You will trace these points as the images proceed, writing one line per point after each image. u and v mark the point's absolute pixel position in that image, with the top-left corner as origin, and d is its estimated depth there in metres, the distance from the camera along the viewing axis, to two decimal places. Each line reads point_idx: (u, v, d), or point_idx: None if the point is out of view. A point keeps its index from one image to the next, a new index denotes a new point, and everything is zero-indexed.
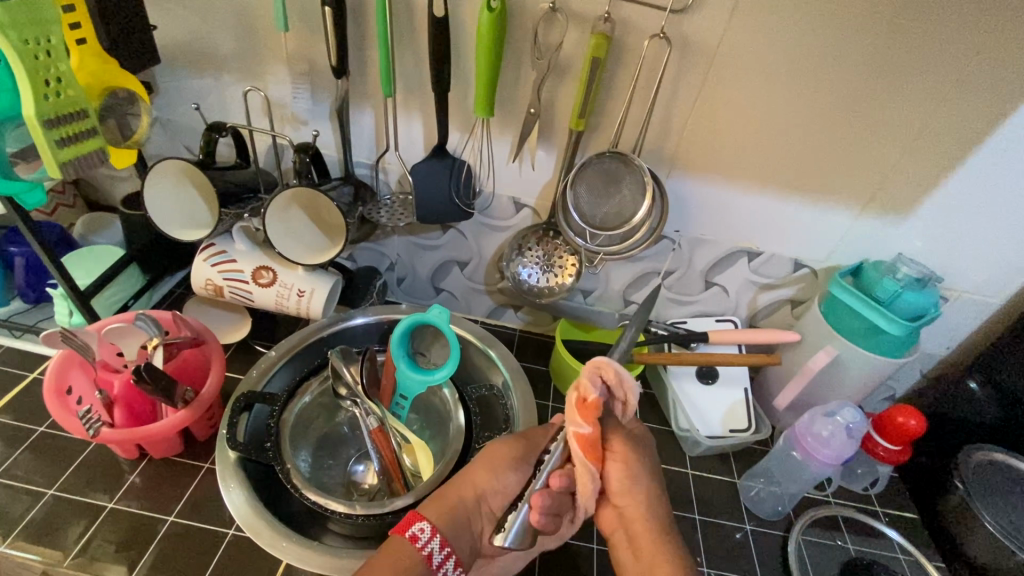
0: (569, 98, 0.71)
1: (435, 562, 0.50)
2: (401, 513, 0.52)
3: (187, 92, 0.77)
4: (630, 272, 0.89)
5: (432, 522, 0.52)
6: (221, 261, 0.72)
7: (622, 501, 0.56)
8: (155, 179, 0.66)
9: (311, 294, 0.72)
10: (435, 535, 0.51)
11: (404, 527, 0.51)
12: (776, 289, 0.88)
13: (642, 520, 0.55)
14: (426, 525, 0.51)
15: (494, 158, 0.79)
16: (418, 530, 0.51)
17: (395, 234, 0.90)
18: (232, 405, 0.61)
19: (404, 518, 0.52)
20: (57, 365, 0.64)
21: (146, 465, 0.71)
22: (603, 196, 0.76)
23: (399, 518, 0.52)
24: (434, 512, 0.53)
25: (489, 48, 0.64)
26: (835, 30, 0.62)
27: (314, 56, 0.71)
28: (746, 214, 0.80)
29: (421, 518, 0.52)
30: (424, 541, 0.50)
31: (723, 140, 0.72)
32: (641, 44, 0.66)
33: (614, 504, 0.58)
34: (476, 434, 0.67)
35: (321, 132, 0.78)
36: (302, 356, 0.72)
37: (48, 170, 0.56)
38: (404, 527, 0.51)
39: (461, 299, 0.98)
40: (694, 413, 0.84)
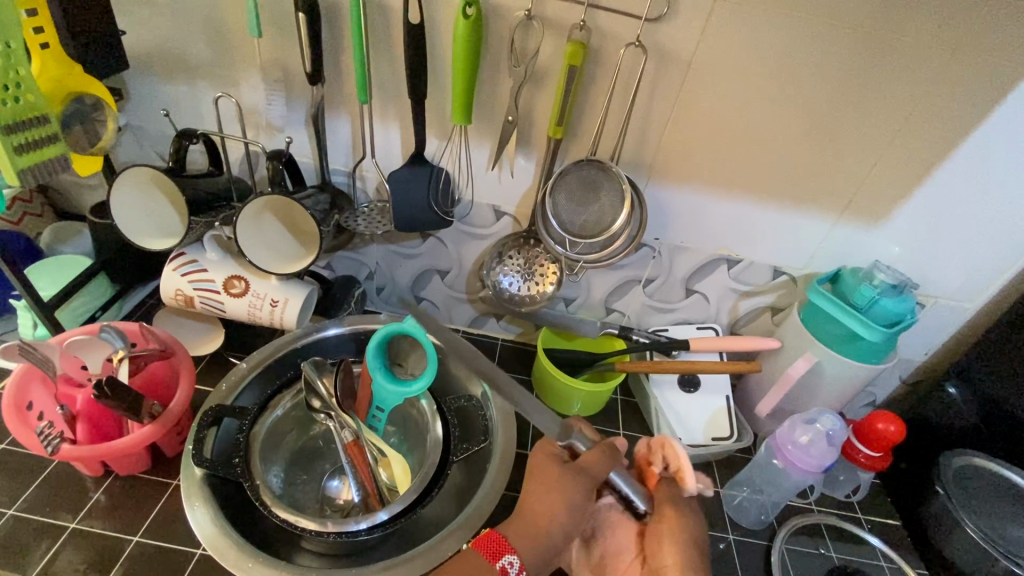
0: (547, 106, 0.71)
1: None
2: (490, 539, 0.54)
3: (158, 98, 0.76)
4: (612, 280, 0.89)
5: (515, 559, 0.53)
6: (191, 270, 0.70)
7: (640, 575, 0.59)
8: (119, 187, 0.64)
9: (285, 304, 0.70)
10: (521, 572, 0.53)
11: (495, 558, 0.52)
12: (756, 296, 0.88)
13: None
14: (516, 561, 0.53)
15: (472, 166, 0.78)
16: (507, 563, 0.52)
17: (373, 243, 0.89)
18: (199, 419, 0.58)
19: (494, 547, 0.53)
20: (18, 379, 0.61)
21: (111, 482, 0.69)
22: (582, 204, 0.75)
23: (487, 544, 0.53)
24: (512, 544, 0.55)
25: (465, 56, 0.64)
26: (809, 40, 0.63)
27: (288, 62, 0.70)
28: (725, 221, 0.80)
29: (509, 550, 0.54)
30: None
31: (702, 148, 0.73)
32: (618, 52, 0.66)
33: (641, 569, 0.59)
34: (454, 446, 0.65)
35: (295, 139, 0.77)
36: (274, 368, 0.69)
37: (7, 176, 0.55)
38: (495, 558, 0.52)
39: (442, 308, 0.97)
40: (676, 421, 0.84)
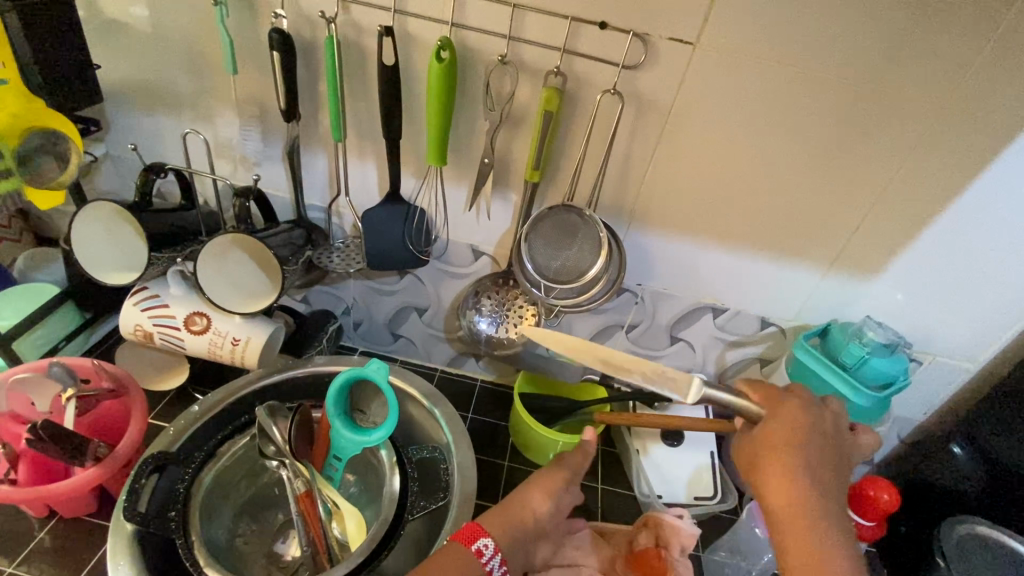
0: (525, 149, 0.69)
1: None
2: (466, 526, 0.55)
3: (137, 129, 0.76)
4: (594, 324, 0.86)
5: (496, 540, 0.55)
6: (152, 305, 0.67)
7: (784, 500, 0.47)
8: (83, 220, 0.62)
9: (247, 343, 0.68)
10: (496, 553, 0.54)
11: (471, 541, 0.54)
12: (744, 347, 0.84)
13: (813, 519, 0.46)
14: (490, 543, 0.54)
15: (449, 206, 0.76)
16: (482, 546, 0.54)
17: (351, 278, 0.87)
18: (138, 467, 0.54)
19: (469, 532, 0.55)
20: None
21: (57, 523, 0.66)
22: (558, 247, 0.73)
23: (463, 530, 0.55)
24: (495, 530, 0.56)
25: (439, 97, 0.63)
26: (791, 91, 0.61)
27: (264, 99, 0.70)
28: (709, 268, 0.77)
29: (484, 533, 0.55)
30: (487, 558, 0.53)
31: (684, 195, 0.70)
32: (595, 97, 0.64)
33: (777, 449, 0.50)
34: (410, 503, 0.63)
35: (271, 173, 0.76)
36: (229, 413, 0.64)
37: None
38: (471, 540, 0.54)
39: (420, 346, 0.94)
40: (656, 477, 0.80)
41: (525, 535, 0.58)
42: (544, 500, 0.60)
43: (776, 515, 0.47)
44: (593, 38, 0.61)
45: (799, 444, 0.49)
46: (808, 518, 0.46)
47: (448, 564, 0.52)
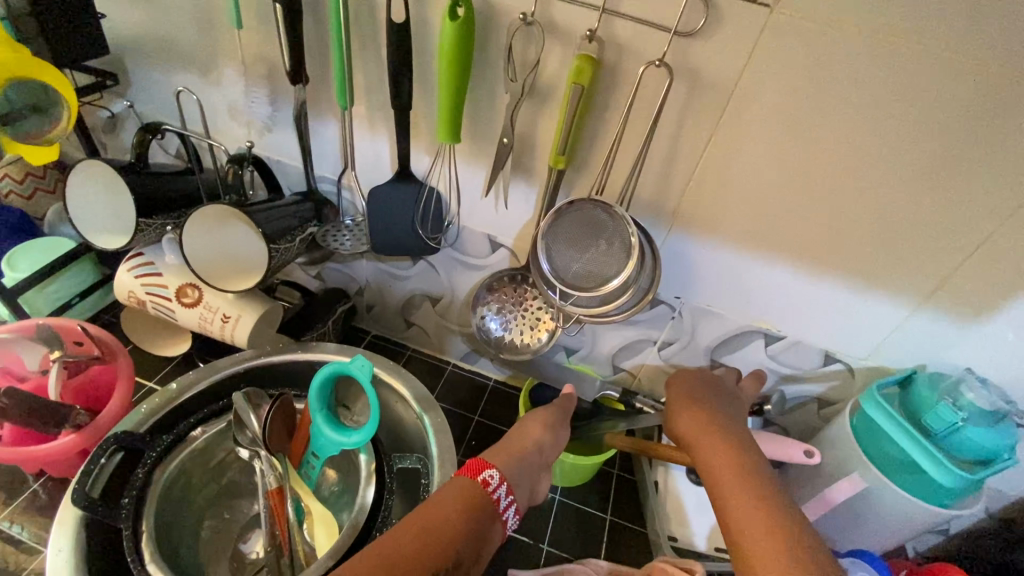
0: (550, 129, 0.59)
1: (501, 507, 0.49)
2: (470, 460, 0.51)
3: (151, 84, 0.72)
4: (622, 336, 0.75)
5: (501, 470, 0.51)
6: (145, 273, 0.64)
7: (701, 446, 0.53)
8: (77, 182, 0.60)
9: (236, 321, 0.64)
10: (503, 483, 0.50)
11: (476, 473, 0.50)
12: (800, 383, 0.71)
13: (727, 452, 0.51)
14: (496, 473, 0.50)
15: (465, 189, 0.68)
16: (489, 476, 0.50)
17: (363, 258, 0.82)
18: (101, 443, 0.51)
19: (474, 465, 0.51)
20: None
21: (46, 481, 0.66)
22: (581, 248, 0.61)
23: (468, 464, 0.51)
24: (502, 463, 0.53)
25: (450, 63, 0.54)
26: (900, 76, 0.46)
27: (271, 58, 0.64)
28: (763, 288, 0.64)
29: (490, 466, 0.51)
30: (494, 487, 0.49)
31: (742, 197, 0.58)
32: (638, 70, 0.53)
33: (693, 408, 0.57)
34: (381, 520, 0.56)
35: (281, 140, 0.70)
36: (210, 394, 0.61)
37: None
38: (476, 472, 0.50)
39: (432, 336, 0.89)
40: (673, 517, 0.71)
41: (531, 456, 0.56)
42: (544, 430, 0.60)
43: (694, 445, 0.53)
44: None
45: (699, 396, 0.59)
46: (726, 440, 0.52)
47: (452, 494, 0.47)
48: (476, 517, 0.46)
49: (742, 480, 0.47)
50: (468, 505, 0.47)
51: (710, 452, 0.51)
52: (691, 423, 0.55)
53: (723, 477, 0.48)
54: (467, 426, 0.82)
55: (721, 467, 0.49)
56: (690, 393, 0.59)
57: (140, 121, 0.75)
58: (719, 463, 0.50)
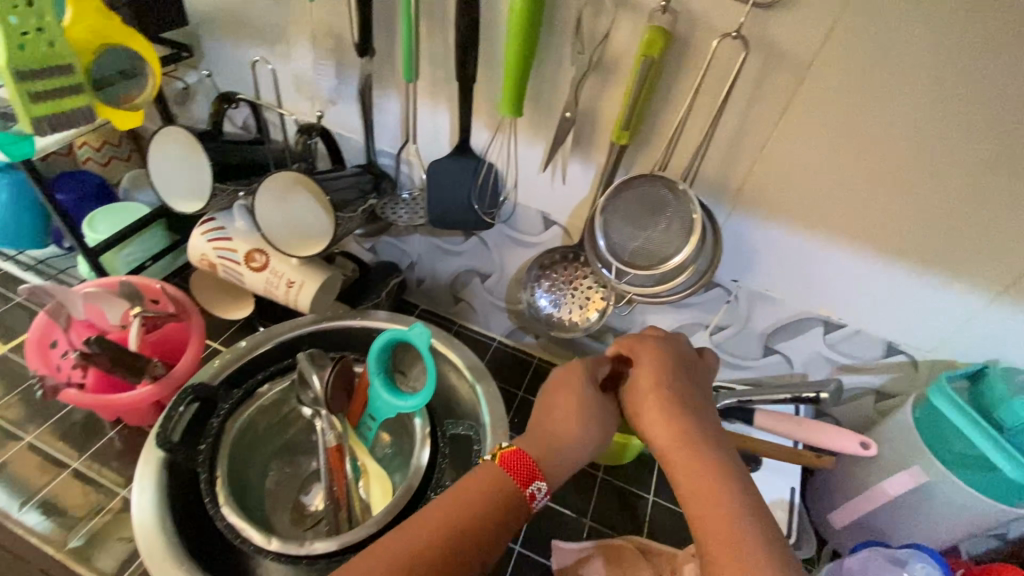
0: (614, 103, 0.58)
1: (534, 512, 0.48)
2: (518, 460, 0.48)
3: (223, 56, 0.75)
4: (674, 319, 0.75)
5: (548, 482, 0.48)
6: (217, 237, 0.67)
7: (667, 444, 0.48)
8: (159, 146, 0.63)
9: (300, 286, 0.67)
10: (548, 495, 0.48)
11: (525, 484, 0.47)
12: (857, 373, 0.69)
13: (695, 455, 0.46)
14: (544, 487, 0.48)
15: (523, 164, 0.68)
16: (536, 489, 0.47)
17: (416, 233, 0.83)
18: (179, 394, 0.55)
19: (524, 470, 0.47)
20: (41, 320, 0.62)
21: (122, 429, 0.70)
22: (640, 226, 0.61)
23: (516, 466, 0.48)
24: (549, 467, 0.49)
25: (518, 35, 0.54)
26: (996, 51, 0.44)
27: (340, 31, 0.65)
28: (827, 272, 0.62)
29: (539, 474, 0.48)
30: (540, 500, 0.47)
31: (811, 177, 0.56)
32: (711, 44, 0.51)
33: (659, 395, 0.51)
34: (436, 481, 0.58)
35: (344, 113, 0.72)
36: (275, 352, 0.64)
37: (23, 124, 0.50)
38: (527, 483, 0.47)
39: (479, 312, 0.90)
40: None
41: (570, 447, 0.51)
42: (582, 418, 0.52)
43: (669, 457, 0.48)
44: None
45: (669, 379, 0.53)
46: (692, 440, 0.47)
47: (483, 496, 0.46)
48: (509, 524, 0.45)
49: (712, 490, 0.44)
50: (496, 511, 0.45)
51: (682, 471, 0.46)
52: (655, 417, 0.50)
53: (698, 503, 0.44)
54: (512, 402, 0.83)
55: (690, 475, 0.45)
56: (655, 374, 0.53)
57: (214, 91, 0.77)
58: (685, 467, 0.46)
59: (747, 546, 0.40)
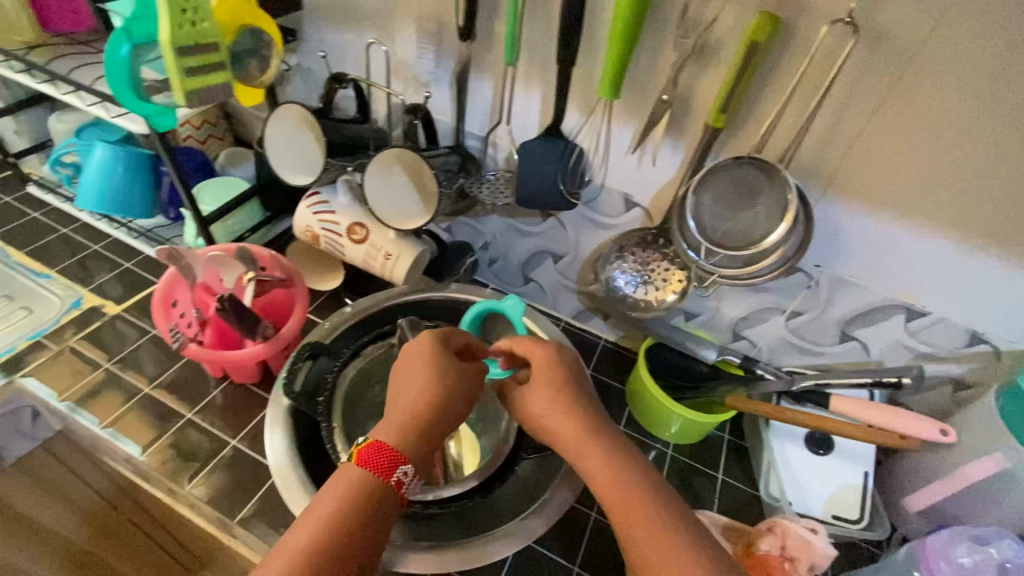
0: (712, 88, 0.60)
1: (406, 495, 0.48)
2: (374, 450, 0.47)
3: (325, 41, 0.79)
4: (749, 303, 0.76)
5: (410, 463, 0.48)
6: (322, 210, 0.72)
7: (566, 443, 0.53)
8: (276, 121, 0.68)
9: (398, 259, 0.71)
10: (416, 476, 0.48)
11: (387, 472, 0.46)
12: (936, 362, 0.70)
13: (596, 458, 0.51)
14: (410, 471, 0.47)
15: (612, 148, 0.70)
16: (401, 475, 0.47)
17: (494, 214, 0.87)
18: (298, 351, 0.61)
19: (385, 459, 0.47)
20: (166, 280, 0.69)
21: (227, 386, 0.75)
22: (731, 209, 0.63)
23: (375, 456, 0.47)
24: (412, 451, 0.49)
25: (625, 19, 0.56)
26: None
27: (442, 16, 0.68)
28: (914, 260, 0.63)
29: (402, 459, 0.47)
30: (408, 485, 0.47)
31: (907, 166, 0.57)
32: (819, 30, 0.53)
33: (554, 394, 0.55)
34: (525, 443, 0.69)
35: (438, 96, 0.76)
36: (375, 319, 0.71)
37: (175, 98, 0.53)
38: (389, 472, 0.46)
39: (548, 293, 0.93)
40: (791, 483, 0.72)
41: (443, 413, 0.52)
42: (429, 399, 0.51)
43: (575, 452, 0.52)
44: None
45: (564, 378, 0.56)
46: (595, 438, 0.52)
47: (344, 489, 0.45)
48: (377, 512, 0.45)
49: (618, 489, 0.49)
50: (362, 504, 0.44)
51: (591, 466, 0.51)
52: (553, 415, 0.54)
53: (613, 503, 0.49)
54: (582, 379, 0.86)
55: (597, 473, 0.50)
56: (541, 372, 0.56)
57: (327, 71, 0.81)
58: (593, 465, 0.51)
59: (655, 535, 0.46)
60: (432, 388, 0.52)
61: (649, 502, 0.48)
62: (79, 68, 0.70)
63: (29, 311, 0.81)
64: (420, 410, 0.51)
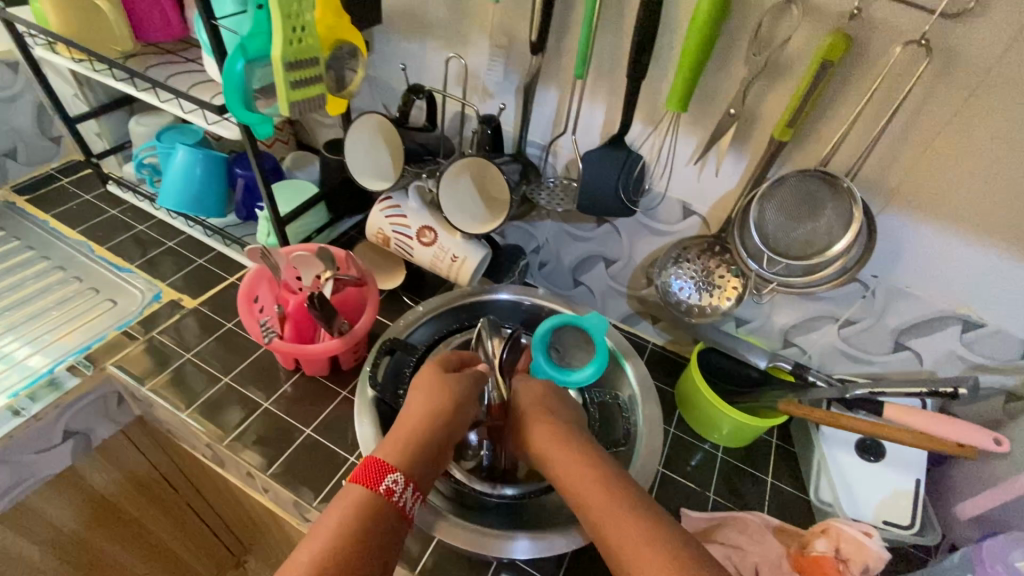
0: (780, 103, 0.62)
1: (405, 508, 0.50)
2: (368, 465, 0.51)
3: (396, 52, 0.83)
4: (802, 311, 0.78)
5: (403, 474, 0.51)
6: (393, 214, 0.77)
7: (553, 460, 0.56)
8: (356, 130, 0.72)
9: (464, 262, 0.75)
10: (408, 486, 0.50)
11: (377, 481, 0.50)
12: (991, 374, 0.71)
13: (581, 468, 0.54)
14: (400, 478, 0.50)
15: (674, 158, 0.73)
16: (391, 483, 0.50)
17: (549, 219, 0.90)
18: (378, 346, 0.68)
19: (374, 471, 0.50)
20: (251, 277, 0.73)
21: (298, 378, 0.80)
22: (794, 220, 0.65)
23: (367, 470, 0.50)
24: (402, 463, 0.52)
25: (699, 37, 0.58)
26: None
27: (514, 30, 0.72)
28: (974, 272, 0.64)
29: (392, 470, 0.51)
30: (399, 493, 0.50)
31: (972, 182, 0.58)
32: (891, 50, 0.55)
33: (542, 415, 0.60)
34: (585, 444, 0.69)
35: (504, 106, 0.79)
36: (446, 315, 0.76)
37: (279, 108, 0.57)
38: (378, 482, 0.49)
39: (597, 296, 0.96)
40: (843, 487, 0.74)
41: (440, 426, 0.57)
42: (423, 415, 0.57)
43: (554, 461, 0.56)
44: None
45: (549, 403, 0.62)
46: (578, 451, 0.55)
47: (341, 502, 0.48)
48: (372, 521, 0.47)
49: (600, 496, 0.50)
50: (359, 512, 0.47)
51: (569, 471, 0.54)
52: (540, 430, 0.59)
53: (596, 510, 0.50)
54: None
55: (581, 483, 0.52)
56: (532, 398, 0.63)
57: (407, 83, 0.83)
58: (575, 473, 0.53)
59: (635, 533, 0.46)
60: (424, 407, 0.58)
61: (627, 504, 0.49)
62: (177, 75, 0.74)
63: (113, 303, 0.87)
64: (418, 430, 0.56)
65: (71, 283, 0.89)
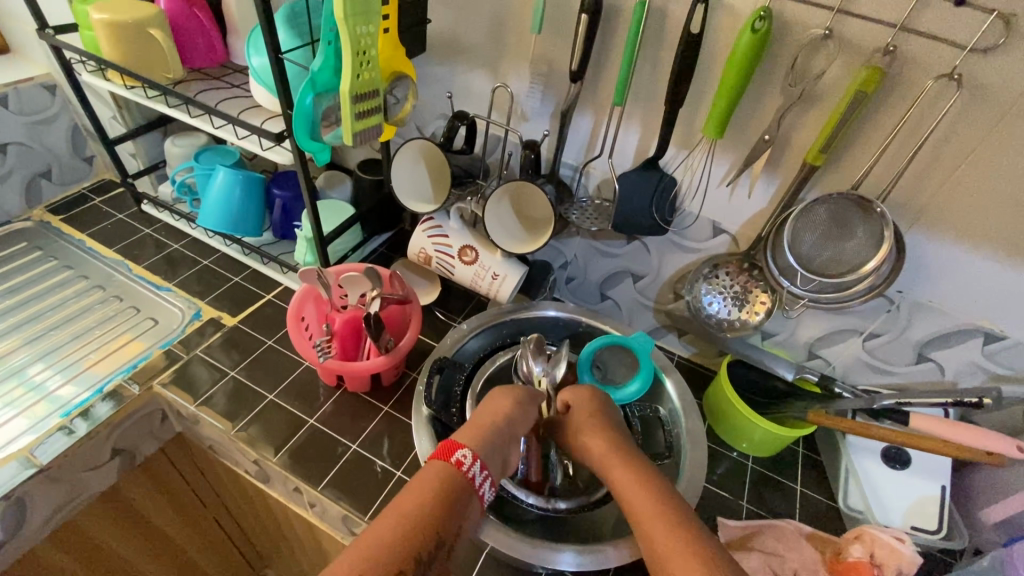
0: (814, 129, 0.66)
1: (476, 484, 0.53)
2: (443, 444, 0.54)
3: (433, 77, 0.86)
4: (828, 324, 0.82)
5: (473, 451, 0.54)
6: (436, 233, 0.80)
7: (606, 468, 0.58)
8: (403, 155, 0.74)
9: (504, 279, 0.77)
10: (475, 461, 0.53)
11: (449, 455, 0.53)
12: (1010, 383, 0.75)
13: (632, 476, 0.56)
14: (468, 453, 0.53)
15: (707, 181, 0.76)
16: (462, 457, 0.53)
17: (579, 236, 0.93)
18: (428, 364, 0.72)
19: (447, 448, 0.54)
20: (299, 296, 0.75)
21: (338, 396, 0.81)
22: (826, 240, 0.69)
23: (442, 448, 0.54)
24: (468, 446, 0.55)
25: (740, 69, 0.61)
26: None
27: (554, 58, 0.75)
28: (997, 288, 0.67)
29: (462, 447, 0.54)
30: (468, 466, 0.52)
31: (997, 204, 0.62)
32: (923, 82, 0.58)
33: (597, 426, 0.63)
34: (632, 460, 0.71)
35: (540, 130, 0.82)
36: (491, 332, 0.80)
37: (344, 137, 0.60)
38: (450, 454, 0.53)
39: (624, 310, 0.99)
40: (872, 494, 0.77)
41: (499, 432, 0.59)
42: (490, 418, 0.59)
43: (604, 466, 0.58)
44: (941, 16, 0.55)
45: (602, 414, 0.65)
46: (629, 460, 0.58)
47: (424, 479, 0.50)
48: (452, 493, 0.50)
49: (647, 499, 0.52)
50: (444, 484, 0.50)
51: (618, 477, 0.56)
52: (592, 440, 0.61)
53: (643, 515, 0.51)
54: None
55: (630, 490, 0.54)
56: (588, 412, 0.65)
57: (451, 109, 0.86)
58: (626, 480, 0.55)
59: (679, 538, 0.47)
60: (485, 416, 0.60)
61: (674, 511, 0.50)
62: (227, 101, 0.76)
63: (154, 322, 0.88)
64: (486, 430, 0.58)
65: (112, 302, 0.91)
